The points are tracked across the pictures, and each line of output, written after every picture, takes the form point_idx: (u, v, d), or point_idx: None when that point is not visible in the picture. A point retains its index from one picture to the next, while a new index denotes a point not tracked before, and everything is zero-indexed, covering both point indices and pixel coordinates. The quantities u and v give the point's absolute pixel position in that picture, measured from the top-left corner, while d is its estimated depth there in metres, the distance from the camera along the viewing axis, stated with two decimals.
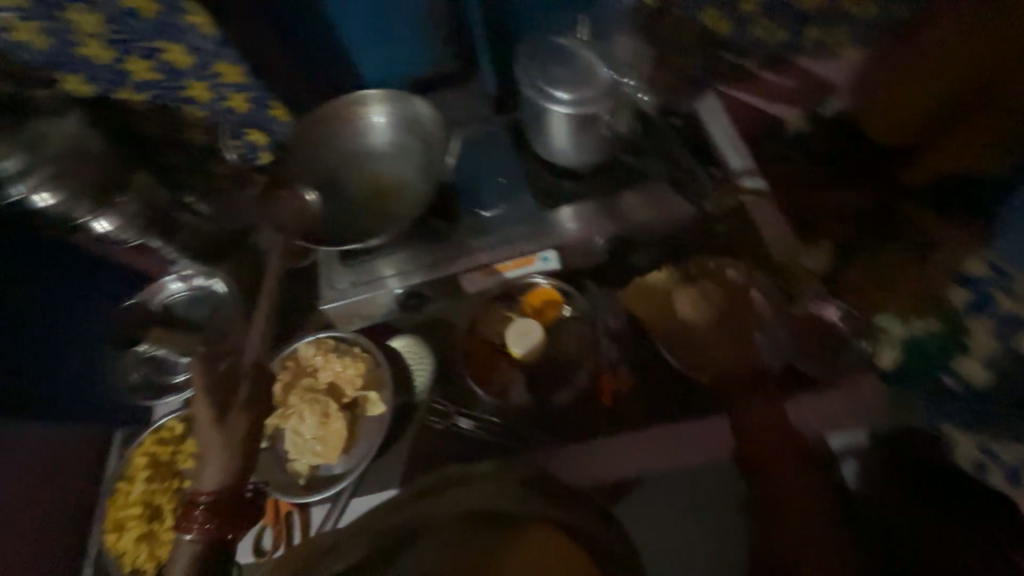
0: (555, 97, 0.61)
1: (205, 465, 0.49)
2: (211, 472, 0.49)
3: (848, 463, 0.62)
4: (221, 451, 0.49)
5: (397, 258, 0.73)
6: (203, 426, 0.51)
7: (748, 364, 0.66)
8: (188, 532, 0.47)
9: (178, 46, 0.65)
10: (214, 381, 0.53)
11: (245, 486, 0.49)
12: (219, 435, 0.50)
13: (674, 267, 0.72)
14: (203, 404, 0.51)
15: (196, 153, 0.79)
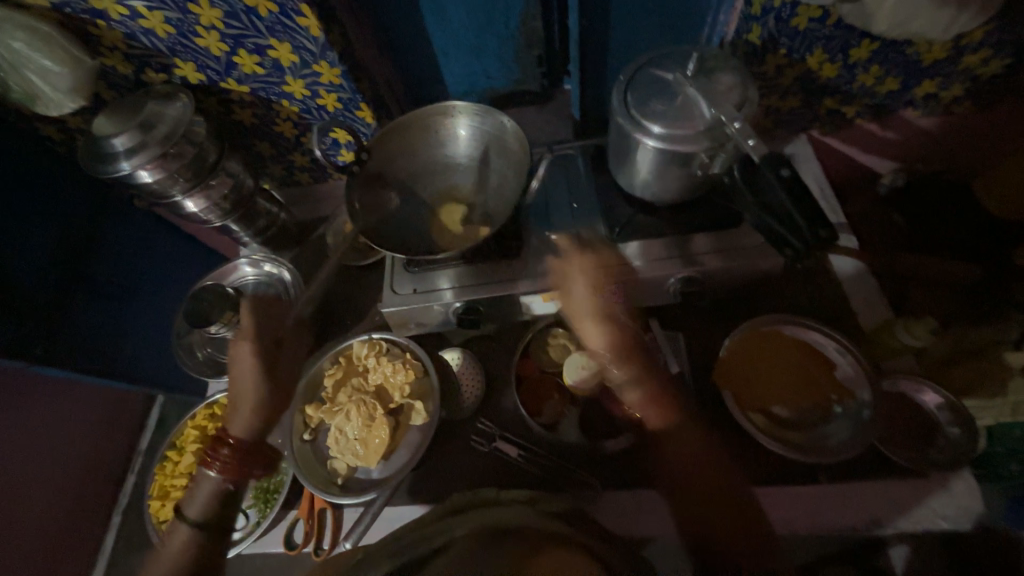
0: (649, 131, 0.58)
1: (239, 412, 0.61)
2: (242, 419, 0.61)
3: (899, 549, 0.59)
4: (253, 404, 0.61)
5: (461, 273, 0.72)
6: (246, 375, 0.63)
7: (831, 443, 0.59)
8: (213, 468, 0.57)
9: (285, 45, 0.66)
10: (257, 345, 0.66)
11: (266, 437, 0.61)
12: (258, 388, 0.62)
13: (760, 323, 0.65)
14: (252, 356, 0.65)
15: (286, 145, 0.84)
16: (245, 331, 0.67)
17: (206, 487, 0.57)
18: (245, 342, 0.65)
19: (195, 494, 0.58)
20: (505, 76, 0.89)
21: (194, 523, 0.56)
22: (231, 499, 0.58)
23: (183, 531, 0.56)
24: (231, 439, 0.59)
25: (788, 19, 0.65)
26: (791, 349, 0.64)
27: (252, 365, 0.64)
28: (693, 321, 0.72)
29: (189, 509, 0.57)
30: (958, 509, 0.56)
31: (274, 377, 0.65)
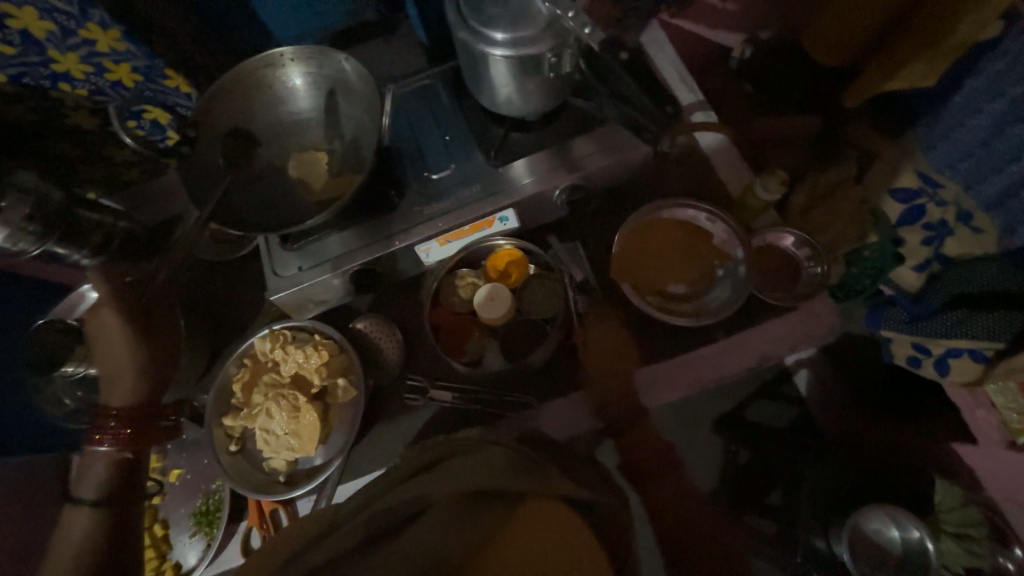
0: (494, 40, 0.55)
1: (119, 382, 0.62)
2: (124, 389, 0.62)
3: (801, 370, 0.82)
4: (120, 369, 0.63)
5: (346, 237, 0.68)
6: (117, 342, 0.63)
7: (726, 303, 0.64)
8: (101, 441, 0.60)
9: (28, 9, 0.54)
10: (132, 307, 0.63)
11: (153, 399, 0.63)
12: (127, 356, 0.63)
13: (643, 212, 0.69)
14: (116, 320, 0.63)
15: (93, 139, 0.70)
16: (108, 295, 0.63)
17: (99, 469, 0.60)
18: (110, 304, 0.63)
19: (90, 471, 0.60)
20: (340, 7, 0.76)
21: (94, 506, 0.58)
22: (124, 469, 0.61)
23: (79, 520, 0.57)
24: (115, 409, 0.61)
25: None
26: (673, 231, 0.69)
27: (118, 325, 0.63)
28: (586, 227, 0.74)
29: (80, 492, 0.59)
30: (819, 328, 0.66)
31: (149, 338, 0.64)
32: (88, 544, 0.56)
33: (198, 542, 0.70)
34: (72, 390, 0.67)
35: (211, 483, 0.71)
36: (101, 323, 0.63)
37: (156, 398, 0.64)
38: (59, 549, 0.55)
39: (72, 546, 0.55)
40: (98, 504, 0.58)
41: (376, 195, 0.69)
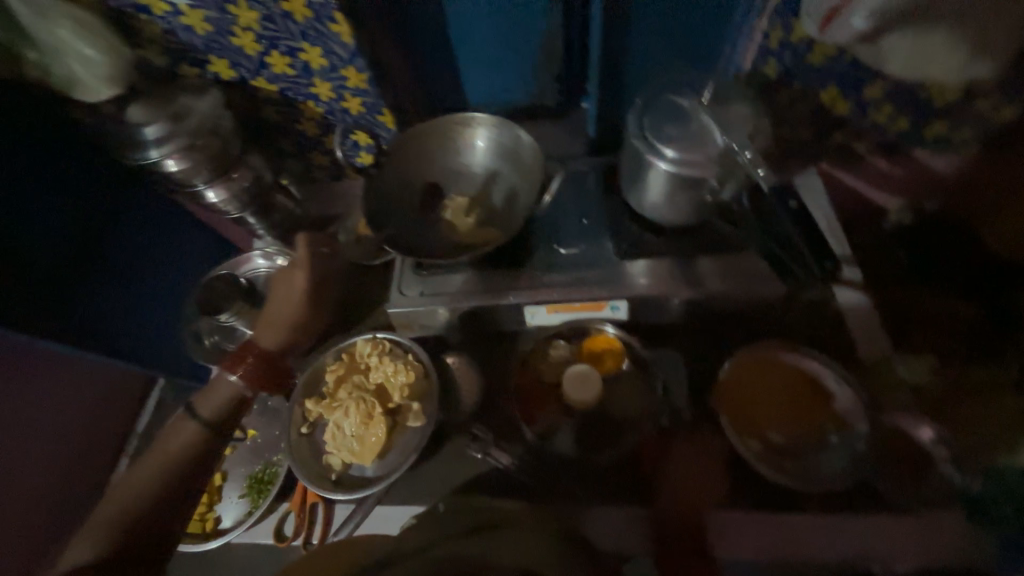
0: (663, 155, 0.60)
1: (273, 331, 0.72)
2: (276, 337, 0.72)
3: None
4: (278, 321, 0.73)
5: (469, 279, 0.74)
6: (292, 301, 0.75)
7: (832, 476, 0.59)
8: (236, 374, 0.67)
9: (317, 49, 0.69)
10: (310, 280, 0.77)
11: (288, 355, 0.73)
12: (293, 314, 0.74)
13: (757, 346, 0.66)
14: (298, 280, 0.76)
15: (307, 142, 0.86)
16: (301, 263, 0.77)
17: (223, 397, 0.66)
18: (300, 273, 0.76)
19: (215, 393, 0.66)
20: (525, 91, 0.91)
21: (204, 426, 0.64)
22: (235, 410, 0.67)
23: (187, 431, 0.64)
24: (257, 349, 0.71)
25: (802, 55, 0.68)
26: (794, 378, 0.64)
27: (296, 288, 0.76)
28: (693, 341, 0.72)
29: (200, 409, 0.65)
30: (937, 544, 0.57)
31: (312, 305, 0.76)
32: (189, 452, 0.63)
33: (242, 504, 0.74)
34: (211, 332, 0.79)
35: (273, 454, 0.77)
36: (282, 282, 0.77)
37: (286, 354, 0.73)
38: (170, 454, 0.62)
39: (178, 455, 0.63)
40: (207, 427, 0.65)
41: (508, 252, 0.75)
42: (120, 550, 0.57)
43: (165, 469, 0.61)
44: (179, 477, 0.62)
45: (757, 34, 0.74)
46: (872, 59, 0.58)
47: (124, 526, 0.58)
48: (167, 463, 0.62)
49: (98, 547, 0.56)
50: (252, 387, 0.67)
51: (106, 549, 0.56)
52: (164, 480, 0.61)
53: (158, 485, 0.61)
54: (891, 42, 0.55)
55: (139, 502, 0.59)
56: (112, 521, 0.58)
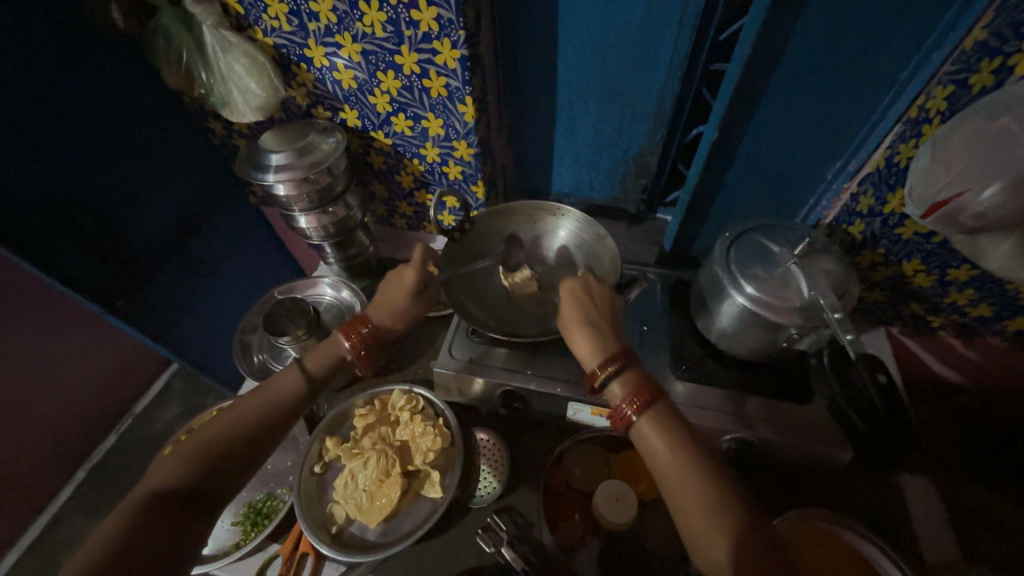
0: (742, 290, 0.60)
1: (385, 311, 0.72)
2: (385, 316, 0.72)
3: None
4: (391, 303, 0.73)
5: (520, 357, 0.73)
6: (404, 291, 0.73)
7: None
8: (348, 338, 0.67)
9: (439, 121, 0.77)
10: (416, 280, 0.74)
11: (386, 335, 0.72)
12: (407, 303, 0.74)
13: (810, 514, 0.61)
14: (412, 279, 0.74)
15: (399, 192, 0.94)
16: (413, 262, 0.74)
17: (331, 354, 0.65)
18: (410, 269, 0.74)
19: (322, 352, 0.65)
20: (606, 190, 0.97)
21: (308, 377, 0.62)
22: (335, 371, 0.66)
23: (293, 377, 0.61)
24: (368, 321, 0.70)
25: (892, 225, 0.70)
26: (842, 556, 0.59)
27: (405, 288, 0.74)
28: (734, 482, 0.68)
29: (309, 362, 0.63)
30: None
31: (416, 301, 0.75)
32: (287, 399, 0.60)
33: (232, 533, 0.71)
34: (260, 347, 0.84)
35: (278, 487, 0.75)
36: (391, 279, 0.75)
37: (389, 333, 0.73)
38: (268, 396, 0.59)
39: (275, 400, 0.59)
40: (310, 379, 0.62)
41: (562, 340, 0.74)
42: (202, 476, 0.51)
43: (261, 410, 0.57)
44: (271, 422, 0.58)
45: (845, 194, 0.77)
46: (965, 252, 0.57)
47: (209, 455, 0.52)
48: (267, 404, 0.58)
49: (180, 472, 0.51)
50: (359, 357, 0.67)
51: (189, 472, 0.51)
52: (258, 420, 0.57)
53: (252, 423, 0.56)
54: (993, 243, 0.53)
55: (235, 436, 0.55)
56: (201, 446, 0.53)
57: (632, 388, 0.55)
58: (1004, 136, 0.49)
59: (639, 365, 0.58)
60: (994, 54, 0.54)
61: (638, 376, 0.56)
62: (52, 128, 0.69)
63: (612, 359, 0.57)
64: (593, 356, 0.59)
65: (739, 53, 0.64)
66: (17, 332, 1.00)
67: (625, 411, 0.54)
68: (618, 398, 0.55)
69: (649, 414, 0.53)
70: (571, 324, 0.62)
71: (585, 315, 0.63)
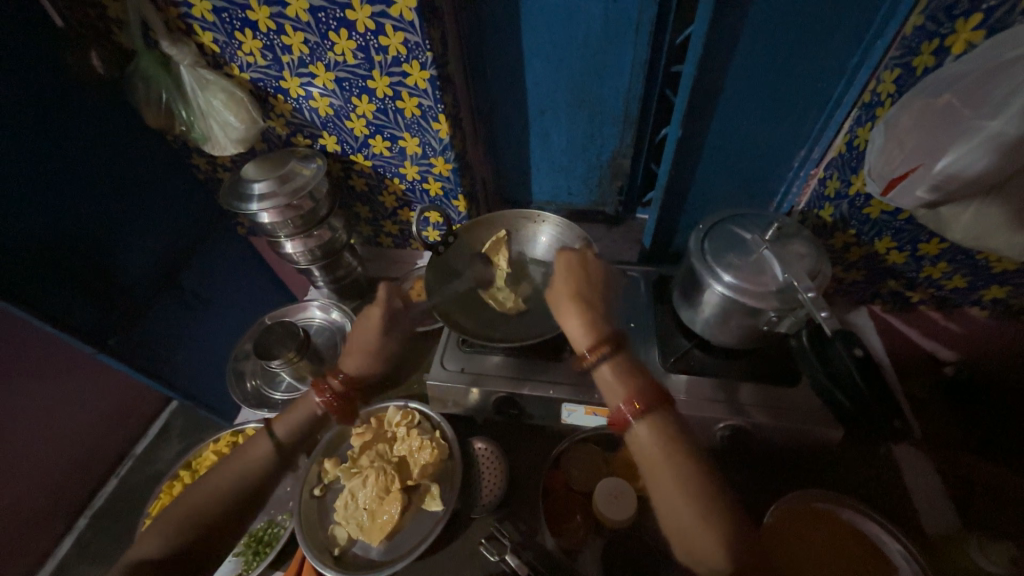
0: (720, 279, 0.62)
1: (351, 358, 0.79)
2: (354, 364, 0.79)
3: None
4: (363, 350, 0.81)
5: (509, 364, 0.73)
6: (372, 331, 0.83)
7: None
8: (318, 397, 0.72)
9: (414, 139, 0.79)
10: (383, 320, 0.84)
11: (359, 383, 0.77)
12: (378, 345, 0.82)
13: (807, 494, 0.61)
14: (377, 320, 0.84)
15: (382, 213, 0.96)
16: (381, 302, 0.86)
17: (303, 414, 0.71)
18: (379, 309, 0.85)
19: (291, 416, 0.70)
20: (585, 195, 1.00)
21: (278, 446, 0.67)
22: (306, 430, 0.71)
23: (265, 445, 0.66)
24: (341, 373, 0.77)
25: (860, 206, 0.71)
26: (842, 536, 0.59)
27: (372, 328, 0.83)
28: (733, 471, 0.68)
29: (278, 428, 0.69)
30: None
31: (383, 337, 0.84)
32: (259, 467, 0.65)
33: (235, 564, 0.70)
34: (254, 375, 0.84)
35: (279, 513, 0.74)
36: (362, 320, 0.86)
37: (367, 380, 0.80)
38: (240, 466, 0.64)
39: (245, 470, 0.64)
40: (280, 446, 0.67)
41: (551, 343, 0.75)
42: (191, 544, 0.57)
43: (234, 482, 0.62)
44: (244, 493, 0.62)
45: (814, 180, 0.79)
46: (931, 225, 0.59)
47: (194, 525, 0.58)
48: (240, 475, 0.63)
49: (169, 543, 0.56)
50: (330, 408, 0.72)
51: (177, 543, 0.56)
52: (237, 485, 0.62)
53: (230, 494, 0.61)
54: (956, 213, 0.56)
55: (220, 501, 0.61)
56: (184, 519, 0.58)
57: (632, 391, 0.55)
58: (948, 111, 0.52)
59: (630, 353, 0.59)
60: (932, 37, 0.57)
61: (626, 367, 0.57)
62: (35, 173, 0.70)
63: (604, 343, 0.58)
64: (583, 340, 0.59)
65: (693, 52, 0.67)
66: (13, 380, 1.00)
67: (625, 414, 0.54)
68: (618, 400, 0.55)
69: (650, 422, 0.53)
70: (560, 299, 0.63)
71: (573, 293, 0.63)
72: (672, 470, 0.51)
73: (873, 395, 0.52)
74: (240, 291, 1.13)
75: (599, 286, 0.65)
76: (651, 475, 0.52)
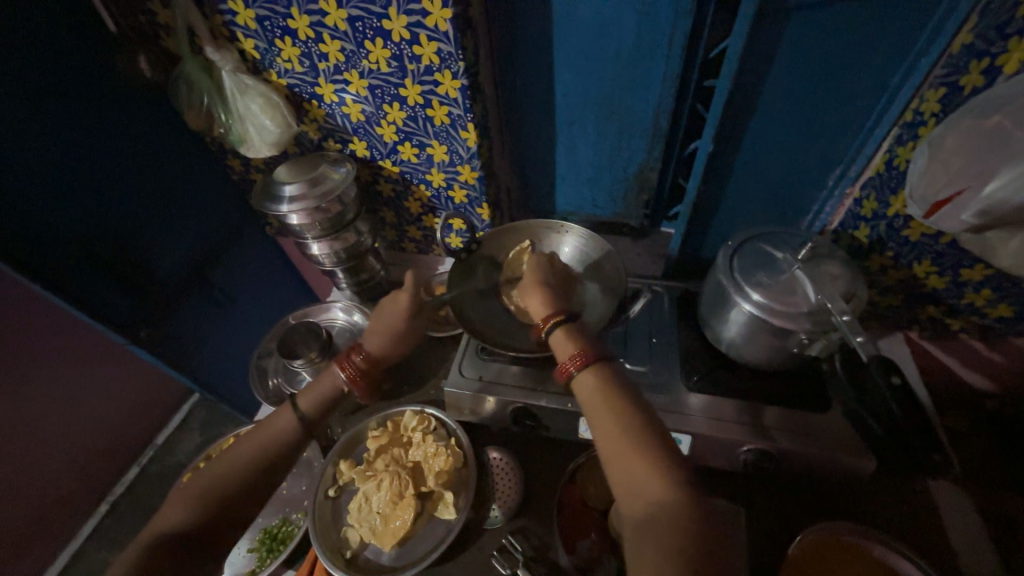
0: (749, 297, 0.60)
1: (377, 334, 0.71)
2: (379, 340, 0.71)
3: None
4: (386, 330, 0.71)
5: (528, 374, 0.73)
6: (398, 313, 0.71)
7: None
8: (343, 369, 0.65)
9: (442, 147, 0.80)
10: (413, 304, 0.72)
11: (384, 361, 0.71)
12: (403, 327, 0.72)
13: (835, 527, 0.58)
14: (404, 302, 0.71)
15: (407, 218, 0.97)
16: (408, 289, 0.72)
17: (326, 388, 0.64)
18: (404, 294, 0.71)
19: (315, 388, 0.64)
20: (609, 207, 0.99)
21: (301, 418, 0.61)
22: (330, 407, 0.64)
23: (288, 415, 0.61)
24: (364, 350, 0.69)
25: (899, 228, 0.69)
26: (871, 573, 0.56)
27: (399, 312, 0.71)
28: (756, 497, 0.66)
29: (301, 401, 0.62)
30: None
31: (411, 324, 0.72)
32: (283, 440, 0.59)
33: (248, 560, 0.71)
34: (275, 372, 0.85)
35: (293, 512, 0.75)
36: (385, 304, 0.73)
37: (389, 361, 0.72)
38: (264, 439, 0.59)
39: (268, 443, 0.58)
40: (304, 420, 0.61)
41: None
42: (205, 520, 0.53)
43: (253, 456, 0.57)
44: (265, 468, 0.57)
45: (849, 199, 0.77)
46: (975, 250, 0.57)
47: (214, 500, 0.54)
48: (261, 449, 0.58)
49: (190, 515, 0.52)
50: (355, 385, 0.65)
51: (196, 518, 0.52)
52: (256, 459, 0.57)
53: (248, 466, 0.57)
54: (1003, 239, 0.53)
55: (241, 473, 0.56)
56: (202, 491, 0.54)
57: (576, 349, 0.57)
58: (999, 133, 0.50)
59: (581, 323, 0.62)
60: (982, 56, 0.55)
61: (576, 332, 0.59)
62: (81, 171, 0.74)
63: (557, 314, 0.62)
64: (541, 313, 0.63)
65: (726, 66, 0.66)
66: (49, 367, 1.04)
67: (568, 367, 0.55)
68: (565, 357, 0.57)
69: (591, 370, 0.55)
70: (527, 286, 0.67)
71: (537, 279, 0.68)
72: (638, 457, 0.46)
73: (910, 426, 0.49)
74: (265, 290, 1.16)
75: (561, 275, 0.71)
76: (609, 458, 0.48)
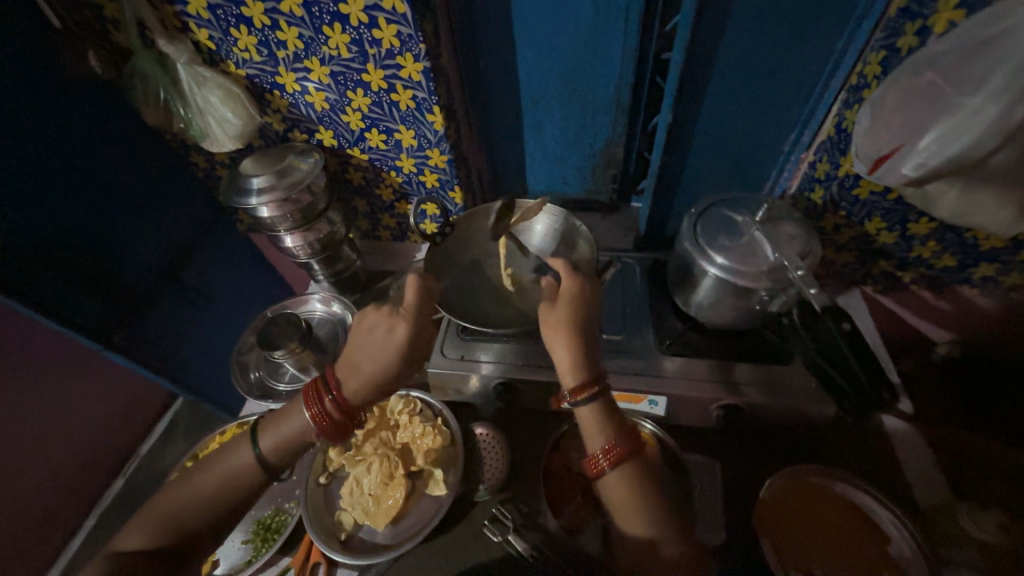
0: (713, 261, 0.63)
1: (357, 381, 0.60)
2: (359, 389, 0.60)
3: None
4: (371, 375, 0.60)
5: (508, 350, 0.75)
6: (387, 357, 0.60)
7: None
8: (308, 412, 0.59)
9: (409, 132, 0.80)
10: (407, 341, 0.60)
11: (361, 411, 0.61)
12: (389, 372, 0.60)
13: (799, 468, 0.63)
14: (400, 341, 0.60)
15: (380, 206, 0.97)
16: (407, 311, 0.62)
17: (290, 430, 0.60)
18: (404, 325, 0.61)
19: (280, 427, 0.60)
20: (580, 185, 1.01)
21: (263, 463, 0.59)
22: (298, 451, 0.61)
23: (248, 454, 0.59)
24: (337, 391, 0.59)
25: (849, 187, 0.72)
26: (833, 507, 0.61)
27: (390, 347, 0.60)
28: (729, 449, 0.70)
29: (265, 441, 0.59)
30: None
31: (405, 361, 0.61)
32: (245, 477, 0.59)
33: (243, 552, 0.71)
34: (257, 366, 0.86)
35: (286, 501, 0.76)
36: (376, 326, 0.62)
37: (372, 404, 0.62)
38: (224, 474, 0.58)
39: (229, 480, 0.58)
40: (265, 464, 0.59)
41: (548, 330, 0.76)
42: (167, 546, 0.55)
43: (214, 491, 0.57)
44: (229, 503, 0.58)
45: (804, 164, 0.81)
46: (917, 204, 0.61)
47: (174, 528, 0.55)
48: (220, 484, 0.58)
49: (149, 542, 0.54)
50: (319, 433, 0.59)
51: (157, 543, 0.54)
52: (217, 495, 0.57)
53: (210, 500, 0.57)
54: (941, 191, 0.57)
55: (203, 507, 0.57)
56: (164, 519, 0.56)
57: (609, 443, 0.54)
58: (931, 89, 0.53)
59: (612, 402, 0.57)
60: (915, 17, 0.58)
61: (608, 417, 0.55)
62: (36, 175, 0.72)
63: (592, 393, 0.55)
64: (570, 382, 0.56)
65: (680, 39, 0.68)
66: (20, 381, 1.01)
67: (600, 464, 0.54)
68: (596, 446, 0.55)
69: (620, 469, 0.54)
70: (552, 332, 0.59)
71: (571, 324, 0.58)
72: (642, 522, 0.53)
73: (862, 369, 0.53)
74: (241, 288, 1.14)
75: (592, 309, 0.61)
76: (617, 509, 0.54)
